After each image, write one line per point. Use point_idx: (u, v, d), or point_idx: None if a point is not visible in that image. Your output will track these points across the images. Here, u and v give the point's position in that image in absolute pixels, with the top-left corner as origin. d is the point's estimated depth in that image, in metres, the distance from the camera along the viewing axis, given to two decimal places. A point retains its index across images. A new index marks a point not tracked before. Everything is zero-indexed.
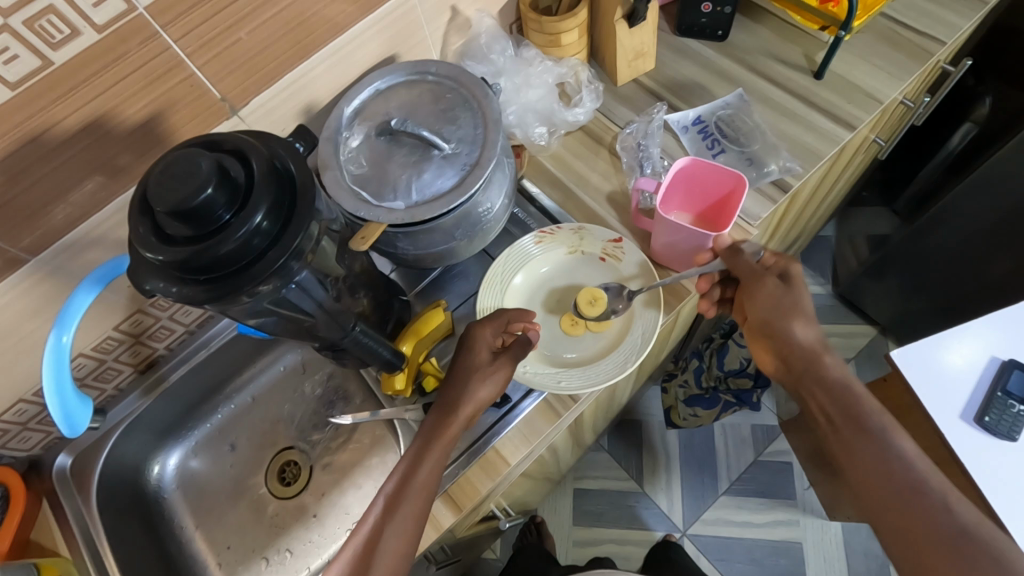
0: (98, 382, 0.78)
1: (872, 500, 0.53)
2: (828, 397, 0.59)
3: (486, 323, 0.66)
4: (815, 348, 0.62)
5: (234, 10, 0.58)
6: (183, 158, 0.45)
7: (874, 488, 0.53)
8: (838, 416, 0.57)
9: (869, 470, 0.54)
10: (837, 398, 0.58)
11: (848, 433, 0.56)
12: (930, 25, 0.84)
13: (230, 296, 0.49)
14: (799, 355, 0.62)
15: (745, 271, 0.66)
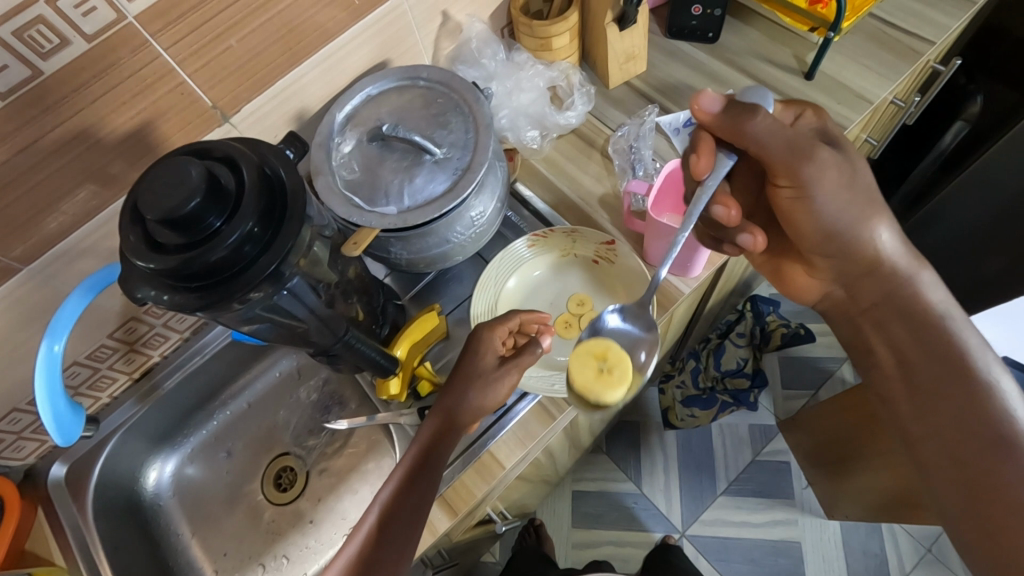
0: (93, 391, 0.78)
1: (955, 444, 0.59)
2: (919, 337, 0.63)
3: (494, 326, 0.64)
4: (907, 271, 0.65)
5: (224, 18, 0.58)
6: (172, 166, 0.46)
7: (945, 420, 0.60)
8: (926, 353, 0.63)
9: (952, 401, 0.60)
10: (929, 340, 0.63)
11: (941, 376, 0.61)
12: (919, 25, 0.85)
13: (223, 303, 0.50)
14: (893, 269, 0.65)
15: (775, 143, 0.59)
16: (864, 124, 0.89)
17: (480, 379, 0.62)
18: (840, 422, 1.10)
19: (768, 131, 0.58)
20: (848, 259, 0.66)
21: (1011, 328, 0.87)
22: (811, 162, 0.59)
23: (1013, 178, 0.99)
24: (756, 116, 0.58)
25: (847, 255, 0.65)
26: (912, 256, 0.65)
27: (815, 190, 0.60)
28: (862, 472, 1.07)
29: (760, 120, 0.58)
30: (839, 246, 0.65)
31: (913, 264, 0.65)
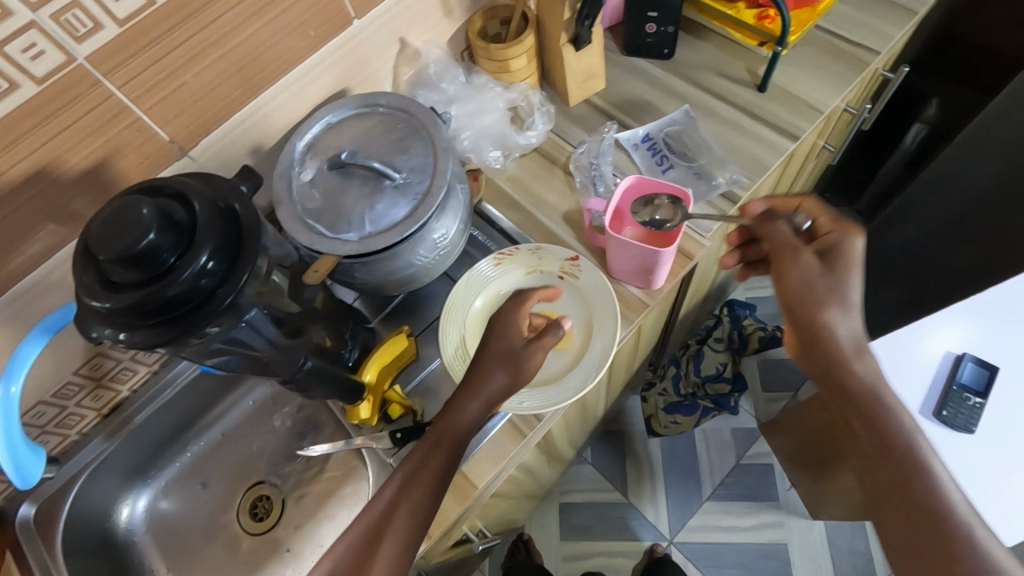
0: (60, 429, 0.77)
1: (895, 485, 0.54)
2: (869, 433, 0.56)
3: (514, 307, 0.67)
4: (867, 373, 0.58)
5: (177, 55, 0.59)
6: (123, 206, 0.46)
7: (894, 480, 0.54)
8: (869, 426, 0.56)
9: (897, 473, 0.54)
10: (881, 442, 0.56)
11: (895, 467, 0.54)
12: (865, 36, 0.87)
13: (181, 338, 0.50)
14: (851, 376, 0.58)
15: (781, 241, 0.64)
16: (819, 132, 0.92)
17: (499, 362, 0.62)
18: (819, 422, 1.12)
19: (782, 229, 0.65)
20: (812, 341, 0.59)
21: (975, 322, 0.89)
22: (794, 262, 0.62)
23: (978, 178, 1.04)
24: (776, 222, 0.66)
25: (817, 339, 0.59)
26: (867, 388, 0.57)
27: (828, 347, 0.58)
28: (843, 473, 1.09)
29: (779, 223, 0.65)
30: (825, 355, 0.59)
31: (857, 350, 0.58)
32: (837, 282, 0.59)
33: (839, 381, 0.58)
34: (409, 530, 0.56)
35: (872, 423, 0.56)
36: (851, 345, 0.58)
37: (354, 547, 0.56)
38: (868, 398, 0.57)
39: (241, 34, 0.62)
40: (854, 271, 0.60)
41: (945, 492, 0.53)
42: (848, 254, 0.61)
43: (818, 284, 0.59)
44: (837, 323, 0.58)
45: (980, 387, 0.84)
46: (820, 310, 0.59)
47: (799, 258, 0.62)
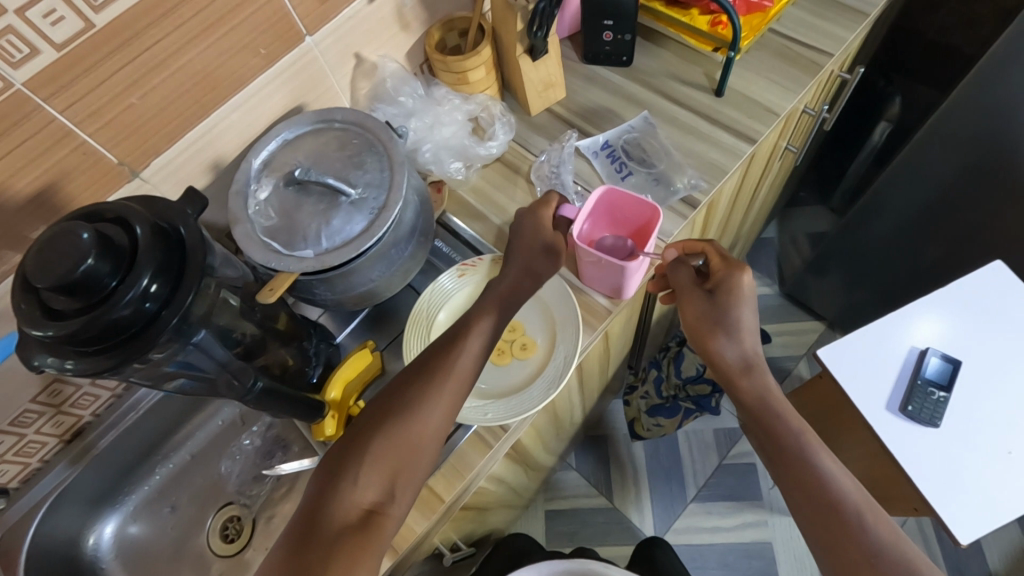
0: (20, 457, 0.75)
1: (795, 482, 0.57)
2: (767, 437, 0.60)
3: (544, 207, 0.71)
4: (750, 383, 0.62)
5: (121, 77, 0.59)
6: (60, 233, 0.45)
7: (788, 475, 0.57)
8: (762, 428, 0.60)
9: (791, 468, 0.57)
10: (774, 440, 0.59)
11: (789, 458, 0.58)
12: (818, 39, 0.89)
13: (127, 362, 0.49)
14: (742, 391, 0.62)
15: (682, 283, 0.67)
16: (780, 133, 0.93)
17: (538, 254, 0.69)
18: None
19: (681, 276, 0.68)
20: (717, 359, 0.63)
21: (937, 318, 0.91)
22: (688, 301, 0.66)
23: (942, 174, 1.07)
24: (677, 268, 0.69)
25: (717, 358, 0.63)
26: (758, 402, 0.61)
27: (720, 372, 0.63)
28: None
29: (681, 270, 0.69)
30: (722, 372, 0.63)
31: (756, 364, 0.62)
32: (725, 311, 0.63)
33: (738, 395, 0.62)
34: (467, 374, 0.59)
35: (773, 433, 0.59)
36: (749, 360, 0.62)
37: (400, 390, 0.57)
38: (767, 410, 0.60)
39: (189, 54, 0.62)
40: (741, 303, 0.63)
41: (837, 483, 0.56)
42: (734, 289, 0.63)
43: (713, 312, 0.63)
44: (731, 345, 0.62)
45: (944, 381, 0.85)
46: (710, 338, 0.63)
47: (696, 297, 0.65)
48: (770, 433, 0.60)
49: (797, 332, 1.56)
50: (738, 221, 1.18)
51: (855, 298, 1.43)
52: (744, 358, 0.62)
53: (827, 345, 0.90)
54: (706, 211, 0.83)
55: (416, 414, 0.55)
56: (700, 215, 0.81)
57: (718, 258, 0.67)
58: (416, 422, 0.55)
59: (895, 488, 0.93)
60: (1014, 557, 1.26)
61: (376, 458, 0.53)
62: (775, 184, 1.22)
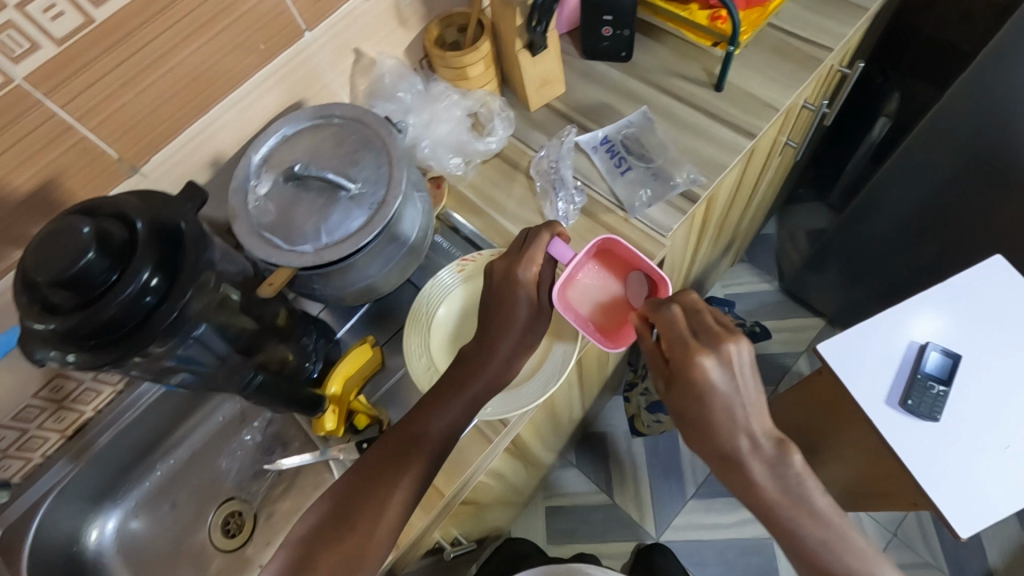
0: (22, 452, 0.76)
1: (804, 558, 0.59)
2: (773, 519, 0.60)
3: (522, 261, 0.67)
4: (741, 469, 0.60)
5: (120, 73, 0.59)
6: (60, 228, 0.46)
7: (799, 550, 0.59)
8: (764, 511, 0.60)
9: (798, 545, 0.59)
10: (777, 523, 0.60)
11: (794, 537, 0.59)
12: (817, 34, 0.89)
13: (126, 357, 0.49)
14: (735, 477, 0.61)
15: (653, 363, 0.66)
16: (779, 129, 0.93)
17: (523, 322, 0.67)
18: (792, 417, 1.13)
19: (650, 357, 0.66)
20: (705, 449, 0.63)
21: (931, 315, 0.91)
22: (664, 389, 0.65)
23: (941, 170, 1.07)
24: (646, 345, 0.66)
25: (709, 450, 0.62)
26: (753, 490, 0.60)
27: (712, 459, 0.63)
28: (819, 464, 1.13)
29: (653, 347, 0.66)
30: (718, 460, 0.62)
31: (751, 452, 0.60)
32: (698, 408, 0.61)
33: (743, 486, 0.61)
34: (426, 462, 0.60)
35: (780, 527, 0.60)
36: (743, 450, 0.60)
37: (360, 480, 0.59)
38: (772, 508, 0.60)
39: (187, 49, 0.62)
40: (701, 395, 0.60)
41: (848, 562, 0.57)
42: (698, 381, 0.60)
43: (684, 408, 0.62)
44: (712, 440, 0.61)
45: (944, 375, 0.86)
46: (687, 428, 0.63)
47: (665, 380, 0.64)
48: (780, 529, 0.60)
49: (796, 328, 1.56)
50: (737, 217, 1.18)
51: (855, 294, 1.43)
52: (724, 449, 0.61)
53: (828, 340, 0.90)
54: (704, 207, 0.83)
55: (375, 506, 0.57)
56: (699, 210, 0.81)
57: (665, 340, 0.63)
58: (396, 494, 0.58)
59: (894, 483, 0.94)
60: (1013, 553, 1.27)
61: (324, 559, 0.55)
62: (774, 180, 1.22)
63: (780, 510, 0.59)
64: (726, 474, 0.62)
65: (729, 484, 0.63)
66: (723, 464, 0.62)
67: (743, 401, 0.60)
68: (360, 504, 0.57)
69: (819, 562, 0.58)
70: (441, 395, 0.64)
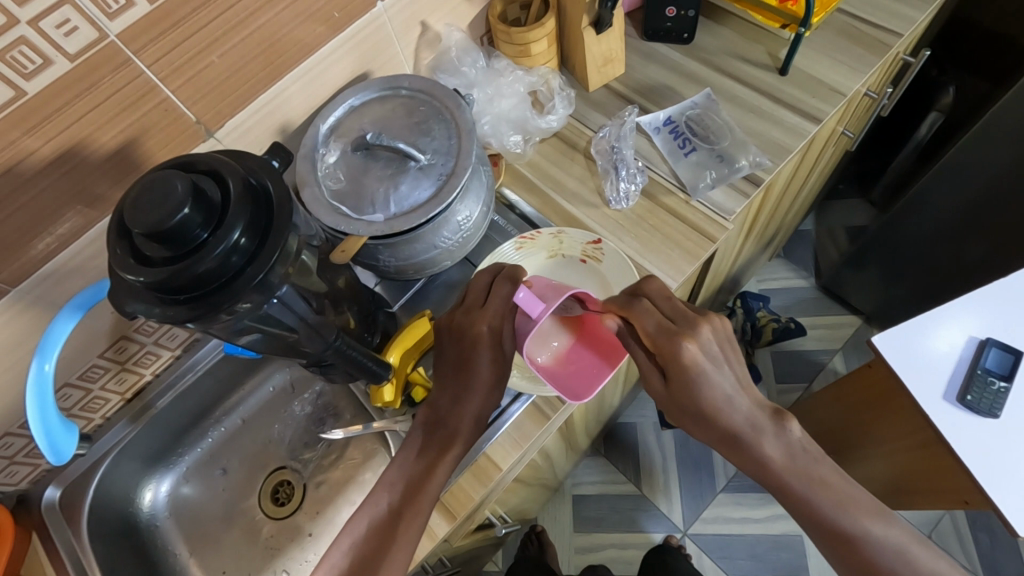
0: (85, 412, 0.77)
1: (821, 531, 0.54)
2: (785, 493, 0.56)
3: (485, 315, 0.61)
4: (745, 445, 0.56)
5: (205, 34, 0.59)
6: (157, 180, 0.46)
7: (819, 526, 0.54)
8: (777, 486, 0.56)
9: (817, 515, 0.54)
10: (788, 497, 0.55)
11: (811, 512, 0.54)
12: (887, 19, 0.87)
13: (212, 314, 0.50)
14: (742, 455, 0.57)
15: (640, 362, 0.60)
16: (840, 117, 0.91)
17: (485, 386, 0.63)
18: (832, 412, 1.12)
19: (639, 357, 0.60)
20: (704, 435, 0.58)
21: (960, 321, 0.89)
22: (655, 385, 0.60)
23: (995, 165, 1.04)
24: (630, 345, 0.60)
25: (713, 436, 0.57)
26: (764, 468, 0.56)
27: (717, 442, 0.58)
28: (862, 459, 1.11)
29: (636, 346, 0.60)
30: (723, 445, 0.57)
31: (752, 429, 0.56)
32: (694, 393, 0.56)
33: (751, 462, 0.56)
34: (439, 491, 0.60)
35: (792, 498, 0.55)
36: (744, 426, 0.56)
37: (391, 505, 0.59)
38: (783, 481, 0.55)
39: (265, 15, 0.62)
40: (697, 382, 0.56)
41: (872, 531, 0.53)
42: (688, 364, 0.56)
43: (678, 400, 0.58)
44: (714, 425, 0.57)
45: (1006, 371, 0.84)
46: (688, 419, 0.59)
47: (656, 374, 0.59)
48: (793, 502, 0.55)
49: (833, 325, 1.53)
50: (786, 208, 1.16)
51: (896, 292, 1.40)
52: (733, 431, 0.56)
53: (883, 332, 0.89)
54: (764, 193, 0.82)
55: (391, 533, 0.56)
56: (760, 195, 0.80)
57: (647, 337, 0.58)
58: (403, 556, 0.56)
59: (944, 480, 0.92)
60: None
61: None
62: (824, 172, 1.20)
63: (791, 482, 0.55)
64: (730, 453, 0.58)
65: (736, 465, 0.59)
66: (727, 444, 0.57)
67: (733, 376, 0.57)
68: (371, 566, 0.54)
69: (836, 531, 0.53)
70: (440, 440, 0.62)
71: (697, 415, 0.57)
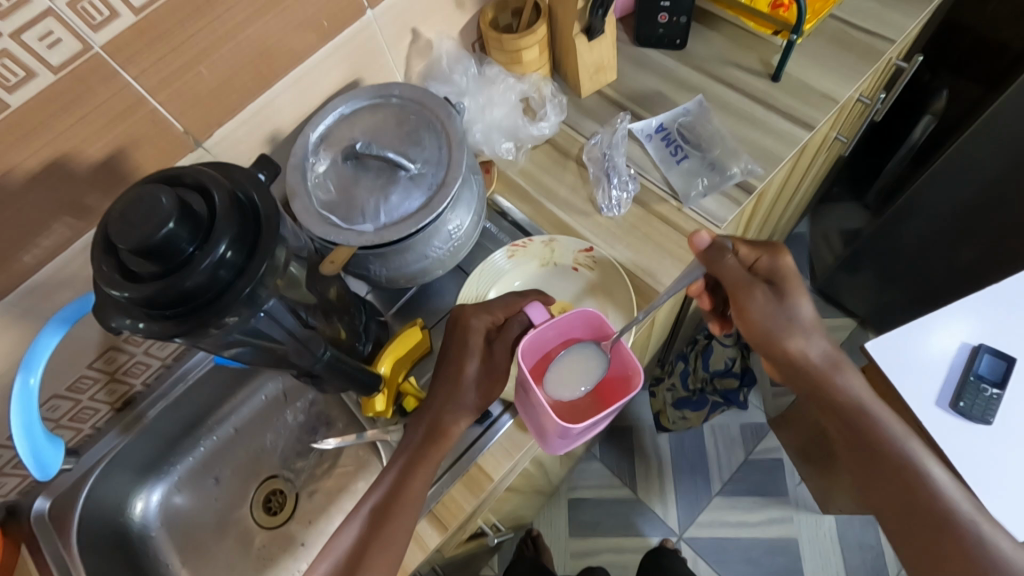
0: (74, 423, 0.77)
1: (884, 476, 0.60)
2: (847, 432, 0.62)
3: (476, 311, 0.65)
4: (824, 372, 0.62)
5: (193, 45, 0.59)
6: (142, 195, 0.45)
7: (889, 475, 0.60)
8: (849, 427, 0.62)
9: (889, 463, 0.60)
10: (854, 432, 0.62)
11: (875, 457, 0.61)
12: (878, 26, 0.87)
13: (200, 328, 0.49)
14: (817, 380, 0.62)
15: (733, 276, 0.64)
16: (832, 123, 0.90)
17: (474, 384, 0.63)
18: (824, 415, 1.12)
19: (731, 272, 0.63)
20: (786, 369, 0.64)
21: (953, 326, 0.89)
22: (749, 298, 0.62)
23: (988, 169, 1.04)
24: (724, 257, 0.64)
25: (797, 370, 0.63)
26: (828, 398, 0.62)
27: (795, 370, 0.63)
28: None
29: (728, 259, 0.64)
30: (808, 378, 0.63)
31: (835, 365, 0.62)
32: (797, 305, 0.62)
33: (828, 396, 0.62)
34: None
35: (864, 429, 0.61)
36: (824, 363, 0.62)
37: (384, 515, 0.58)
38: (856, 413, 0.61)
39: (255, 24, 0.62)
40: (798, 291, 0.62)
41: (932, 478, 0.59)
42: (788, 277, 0.63)
43: (766, 322, 0.62)
44: (803, 346, 0.62)
45: (998, 378, 0.84)
46: (787, 340, 0.61)
47: (756, 284, 0.63)
48: (858, 432, 0.61)
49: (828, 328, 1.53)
50: (779, 214, 1.16)
51: (891, 295, 1.40)
52: (826, 354, 0.62)
53: (875, 338, 0.88)
54: (757, 200, 0.82)
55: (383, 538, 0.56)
56: (753, 202, 0.80)
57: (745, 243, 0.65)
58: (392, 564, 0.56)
59: None
60: None
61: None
62: (818, 176, 1.20)
63: (863, 416, 0.61)
64: (802, 384, 0.63)
65: (805, 396, 0.64)
66: (807, 378, 0.63)
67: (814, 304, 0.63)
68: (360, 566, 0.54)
69: (901, 471, 0.59)
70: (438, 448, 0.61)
71: (783, 341, 0.62)
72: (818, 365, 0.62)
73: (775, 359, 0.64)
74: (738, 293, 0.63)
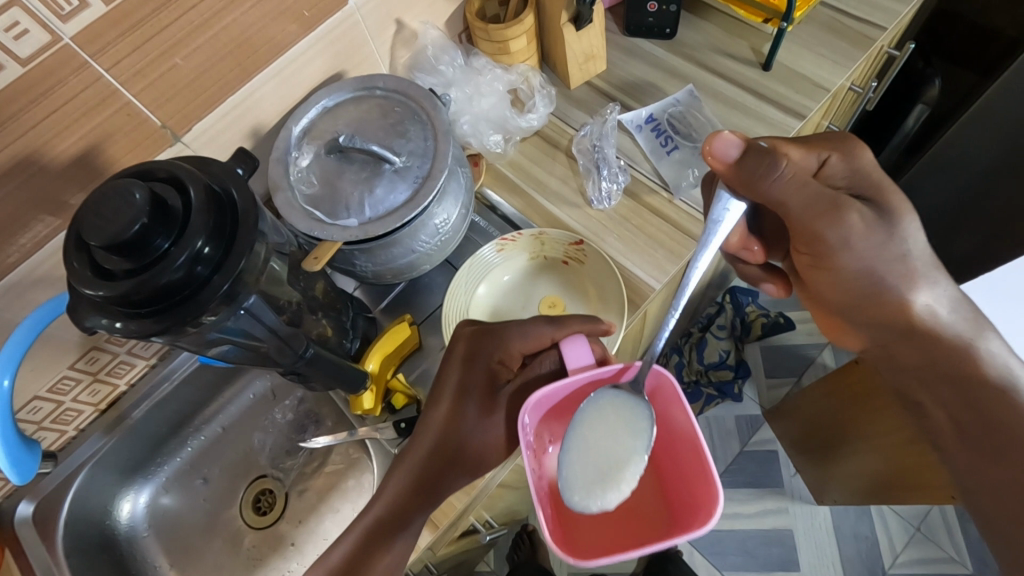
0: (57, 424, 0.75)
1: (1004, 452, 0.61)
2: (964, 402, 0.64)
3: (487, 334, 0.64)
4: (967, 332, 0.63)
5: (167, 35, 0.57)
6: (113, 189, 0.44)
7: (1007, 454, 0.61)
8: (969, 400, 0.63)
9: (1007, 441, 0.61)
10: (971, 403, 0.63)
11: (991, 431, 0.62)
12: (871, 12, 0.86)
13: (177, 326, 0.48)
14: (947, 340, 0.64)
15: (807, 198, 0.58)
16: (825, 112, 0.89)
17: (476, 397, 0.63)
18: (825, 409, 1.11)
19: (786, 185, 0.58)
20: (901, 322, 0.65)
21: None
22: (839, 222, 0.59)
23: (981, 156, 1.04)
24: (779, 176, 0.57)
25: (927, 324, 0.64)
26: (951, 368, 0.64)
27: (919, 329, 0.64)
28: (849, 457, 1.09)
29: (782, 176, 0.57)
30: (926, 334, 0.64)
31: (971, 323, 0.63)
32: (903, 230, 0.61)
33: (960, 355, 0.63)
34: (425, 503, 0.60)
35: (980, 398, 0.63)
36: (952, 315, 0.64)
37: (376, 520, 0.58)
38: (980, 381, 0.63)
39: (231, 14, 0.60)
40: (898, 212, 0.61)
41: None
42: (867, 178, 0.61)
43: (877, 263, 0.61)
44: (919, 294, 0.63)
45: None
46: (910, 289, 0.63)
47: (840, 203, 0.59)
48: (979, 403, 0.63)
49: None
50: None
51: None
52: (958, 311, 0.63)
53: None
54: None
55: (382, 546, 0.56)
56: None
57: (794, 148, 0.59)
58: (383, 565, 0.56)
59: (928, 477, 0.92)
60: None
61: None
62: None
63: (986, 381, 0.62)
64: (915, 343, 0.65)
65: (916, 358, 0.66)
66: (929, 335, 0.64)
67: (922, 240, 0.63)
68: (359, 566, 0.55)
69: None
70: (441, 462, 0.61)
71: (908, 289, 0.62)
72: (944, 327, 0.64)
73: (886, 311, 0.65)
74: (833, 228, 0.60)
